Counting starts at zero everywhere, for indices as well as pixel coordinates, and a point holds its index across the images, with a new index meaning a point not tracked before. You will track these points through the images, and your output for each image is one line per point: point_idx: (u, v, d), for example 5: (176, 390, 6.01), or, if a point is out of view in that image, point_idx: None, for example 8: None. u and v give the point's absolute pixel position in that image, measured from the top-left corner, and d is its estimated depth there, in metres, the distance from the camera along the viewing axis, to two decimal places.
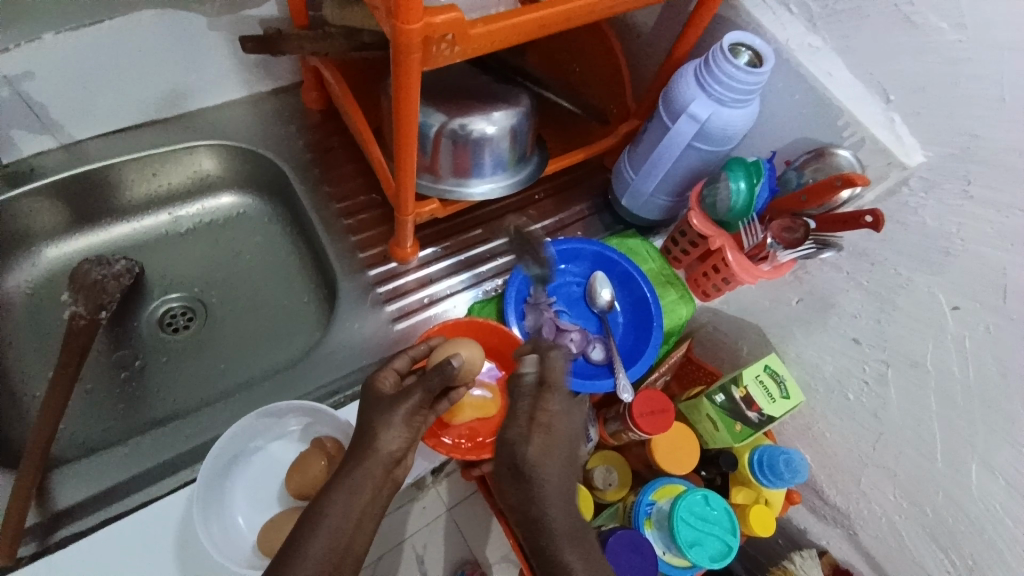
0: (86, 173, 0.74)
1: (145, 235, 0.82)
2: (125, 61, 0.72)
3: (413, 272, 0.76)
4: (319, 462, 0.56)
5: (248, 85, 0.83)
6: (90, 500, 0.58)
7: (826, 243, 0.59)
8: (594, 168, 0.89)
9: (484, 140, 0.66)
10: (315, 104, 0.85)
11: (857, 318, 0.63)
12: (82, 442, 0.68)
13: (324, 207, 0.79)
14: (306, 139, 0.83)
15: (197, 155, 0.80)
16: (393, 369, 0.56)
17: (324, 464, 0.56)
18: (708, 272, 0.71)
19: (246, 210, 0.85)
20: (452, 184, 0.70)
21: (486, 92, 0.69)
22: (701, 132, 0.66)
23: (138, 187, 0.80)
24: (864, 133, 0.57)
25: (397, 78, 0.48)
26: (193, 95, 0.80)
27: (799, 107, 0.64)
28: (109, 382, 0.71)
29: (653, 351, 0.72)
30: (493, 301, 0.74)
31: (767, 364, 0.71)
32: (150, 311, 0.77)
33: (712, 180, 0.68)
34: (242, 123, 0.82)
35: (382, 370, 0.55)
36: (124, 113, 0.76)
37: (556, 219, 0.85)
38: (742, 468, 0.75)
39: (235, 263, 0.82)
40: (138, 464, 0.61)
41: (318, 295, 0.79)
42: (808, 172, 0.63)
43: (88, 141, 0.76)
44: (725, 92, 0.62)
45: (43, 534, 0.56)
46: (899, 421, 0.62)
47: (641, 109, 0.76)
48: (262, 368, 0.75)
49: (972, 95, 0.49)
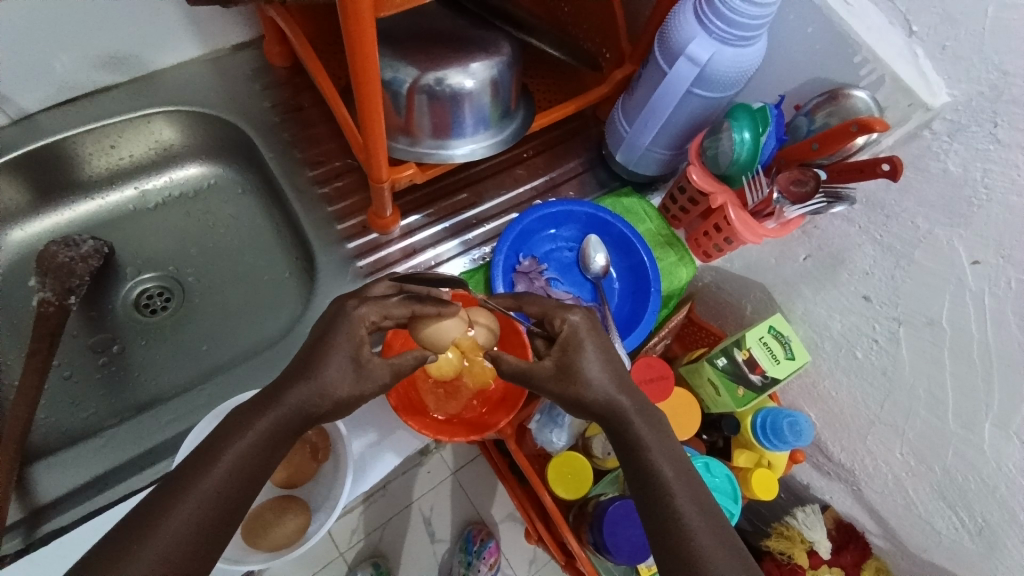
0: (39, 149, 0.69)
1: (112, 212, 0.77)
2: (70, 24, 0.64)
3: (397, 242, 0.72)
4: (290, 519, 0.56)
5: (204, 43, 0.76)
6: (74, 492, 0.58)
7: (837, 197, 0.54)
8: (588, 119, 0.82)
9: (462, 95, 0.60)
10: (280, 59, 0.78)
11: (869, 275, 0.59)
12: (63, 430, 0.66)
13: (298, 174, 0.73)
14: (273, 101, 0.77)
15: (156, 123, 0.74)
16: (387, 309, 0.51)
17: (291, 519, 0.56)
18: (709, 232, 0.66)
19: (216, 181, 0.80)
20: (431, 146, 0.64)
21: (461, 38, 0.62)
22: (701, 76, 0.60)
23: (97, 161, 0.74)
24: (883, 70, 0.51)
25: (348, 24, 0.42)
26: (146, 56, 0.73)
27: (812, 43, 0.58)
28: (88, 368, 0.69)
29: (651, 316, 0.69)
30: (482, 270, 0.71)
31: (772, 324, 0.67)
32: (124, 293, 0.74)
33: (715, 129, 0.63)
34: (202, 84, 0.75)
35: (370, 310, 0.49)
36: (72, 82, 0.70)
37: (548, 178, 0.79)
38: (744, 431, 0.74)
39: (210, 239, 0.78)
40: (119, 454, 0.59)
41: (298, 268, 0.75)
42: (820, 118, 0.57)
43: (40, 114, 0.70)
44: (727, 30, 0.55)
45: (28, 528, 0.56)
46: (910, 381, 0.59)
47: (635, 53, 0.69)
48: (244, 347, 0.72)
49: (1005, 19, 0.42)
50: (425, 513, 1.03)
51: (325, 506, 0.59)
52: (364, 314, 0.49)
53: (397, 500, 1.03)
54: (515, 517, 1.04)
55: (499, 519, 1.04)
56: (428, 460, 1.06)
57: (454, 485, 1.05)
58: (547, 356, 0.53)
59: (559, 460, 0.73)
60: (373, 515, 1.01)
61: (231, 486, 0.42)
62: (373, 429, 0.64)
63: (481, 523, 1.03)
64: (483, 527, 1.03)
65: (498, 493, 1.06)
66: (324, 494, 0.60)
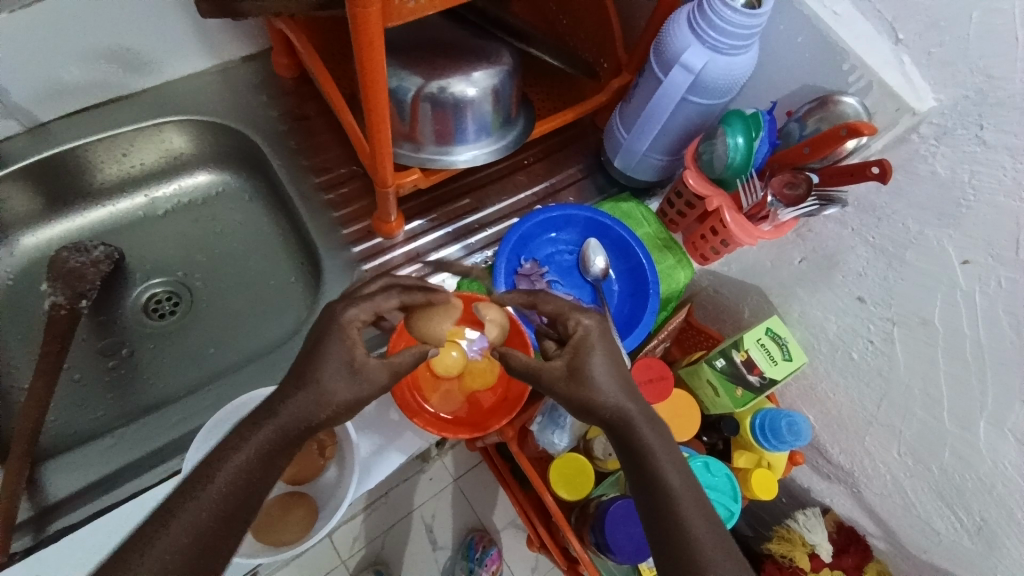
0: (52, 157, 0.71)
1: (122, 219, 0.79)
2: (85, 36, 0.66)
3: (401, 247, 0.73)
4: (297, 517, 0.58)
5: (214, 55, 0.78)
6: (81, 492, 0.58)
7: (830, 199, 0.56)
8: (586, 127, 0.85)
9: (464, 103, 0.62)
10: (287, 71, 0.80)
11: (863, 276, 0.60)
12: (70, 432, 0.67)
13: (304, 181, 0.75)
14: (280, 110, 0.79)
15: (167, 132, 0.76)
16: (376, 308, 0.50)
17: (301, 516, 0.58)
18: (706, 235, 0.68)
19: (224, 188, 0.82)
20: (435, 152, 0.66)
21: (464, 48, 0.64)
22: (695, 83, 0.62)
23: (109, 169, 0.76)
24: (872, 77, 0.53)
25: (357, 33, 0.44)
26: (159, 68, 0.75)
27: (802, 51, 0.60)
28: (97, 371, 0.70)
29: (650, 317, 0.70)
30: (483, 273, 0.72)
31: (769, 326, 0.69)
32: (133, 297, 0.75)
33: (710, 135, 0.64)
34: (212, 94, 0.78)
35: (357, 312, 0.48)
36: (87, 92, 0.72)
37: (548, 184, 0.81)
38: (744, 432, 0.75)
39: (217, 245, 0.80)
40: (128, 454, 0.60)
41: (304, 273, 0.77)
42: (811, 123, 0.59)
43: (53, 123, 0.72)
44: (720, 39, 0.57)
45: (36, 527, 0.57)
46: (905, 380, 0.60)
47: (632, 62, 0.71)
48: (250, 351, 0.73)
49: (986, 27, 0.44)
50: (426, 520, 1.03)
51: (330, 507, 0.60)
52: (353, 317, 0.48)
53: (399, 507, 1.03)
54: (517, 524, 1.05)
55: (500, 526, 1.04)
56: (430, 466, 1.06)
57: (456, 492, 1.05)
58: (558, 358, 0.52)
59: (560, 462, 0.73)
60: (375, 521, 1.02)
61: (241, 484, 0.43)
62: (377, 431, 0.64)
63: (483, 530, 1.04)
64: (485, 534, 1.03)
65: (500, 500, 1.06)
66: (329, 495, 0.60)
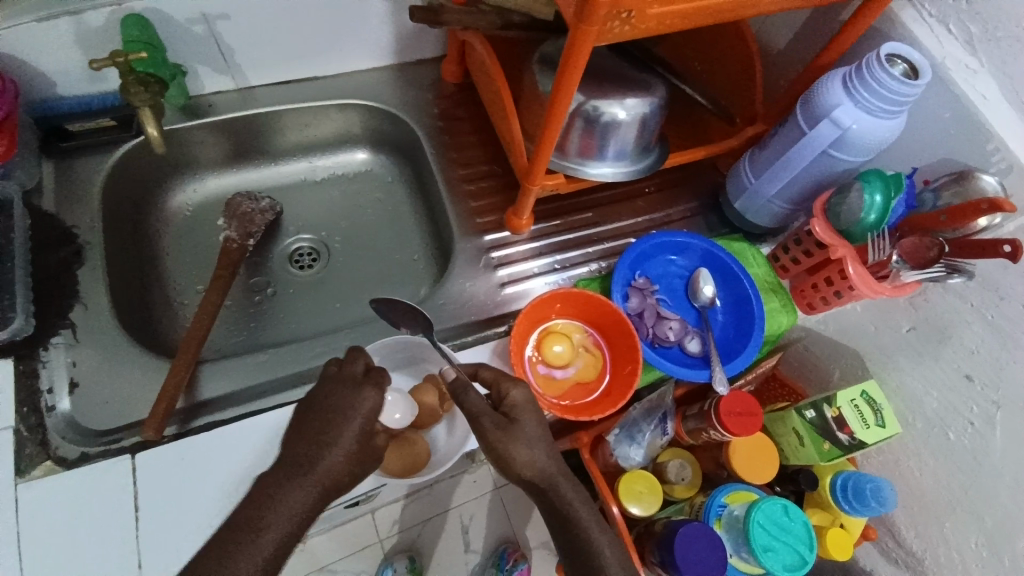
0: (253, 114, 0.83)
1: (287, 178, 0.90)
2: (299, 20, 0.79)
3: (524, 242, 0.80)
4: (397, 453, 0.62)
5: (396, 54, 0.89)
6: (228, 396, 0.68)
7: (957, 269, 0.58)
8: (706, 170, 0.90)
9: (615, 125, 0.69)
10: (452, 77, 0.90)
11: (974, 354, 0.61)
12: (217, 348, 0.76)
13: (448, 172, 0.84)
14: (439, 110, 0.89)
15: (344, 111, 0.88)
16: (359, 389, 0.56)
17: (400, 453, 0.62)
18: (819, 284, 0.71)
19: (375, 169, 0.92)
20: (576, 162, 0.73)
21: (624, 78, 0.71)
22: (839, 140, 0.66)
23: (290, 134, 0.88)
24: (1014, 161, 0.56)
25: (570, 50, 0.51)
26: (349, 57, 0.87)
27: (947, 127, 0.62)
28: (245, 303, 0.80)
29: (751, 351, 0.72)
30: (597, 280, 0.76)
31: (864, 390, 0.70)
32: (283, 246, 0.86)
33: (842, 189, 0.67)
34: (386, 87, 0.89)
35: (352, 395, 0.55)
36: (293, 67, 0.84)
37: (663, 213, 0.86)
38: (821, 490, 0.74)
39: (357, 216, 0.89)
40: (273, 371, 0.70)
41: (429, 255, 0.86)
42: (946, 196, 0.61)
43: (258, 88, 0.85)
44: (874, 102, 0.61)
45: (186, 417, 0.66)
46: (1000, 466, 0.59)
47: (771, 113, 0.76)
48: (369, 313, 0.82)
49: None
50: None
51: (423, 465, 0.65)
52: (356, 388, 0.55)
53: None
54: None
55: None
56: None
57: None
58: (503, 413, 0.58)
59: (631, 475, 0.75)
60: None
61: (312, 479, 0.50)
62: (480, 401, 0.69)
63: None
64: None
65: None
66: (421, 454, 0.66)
